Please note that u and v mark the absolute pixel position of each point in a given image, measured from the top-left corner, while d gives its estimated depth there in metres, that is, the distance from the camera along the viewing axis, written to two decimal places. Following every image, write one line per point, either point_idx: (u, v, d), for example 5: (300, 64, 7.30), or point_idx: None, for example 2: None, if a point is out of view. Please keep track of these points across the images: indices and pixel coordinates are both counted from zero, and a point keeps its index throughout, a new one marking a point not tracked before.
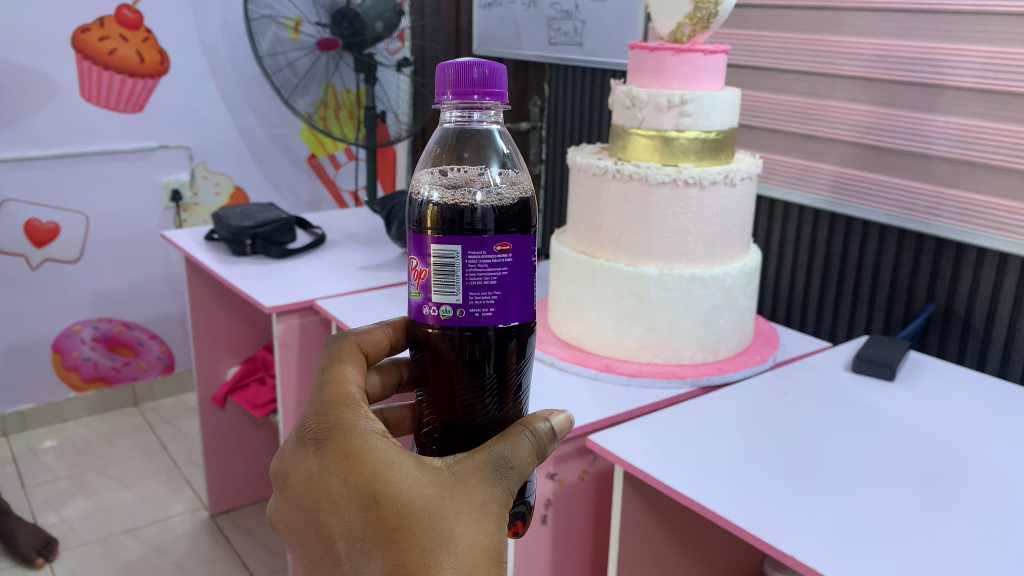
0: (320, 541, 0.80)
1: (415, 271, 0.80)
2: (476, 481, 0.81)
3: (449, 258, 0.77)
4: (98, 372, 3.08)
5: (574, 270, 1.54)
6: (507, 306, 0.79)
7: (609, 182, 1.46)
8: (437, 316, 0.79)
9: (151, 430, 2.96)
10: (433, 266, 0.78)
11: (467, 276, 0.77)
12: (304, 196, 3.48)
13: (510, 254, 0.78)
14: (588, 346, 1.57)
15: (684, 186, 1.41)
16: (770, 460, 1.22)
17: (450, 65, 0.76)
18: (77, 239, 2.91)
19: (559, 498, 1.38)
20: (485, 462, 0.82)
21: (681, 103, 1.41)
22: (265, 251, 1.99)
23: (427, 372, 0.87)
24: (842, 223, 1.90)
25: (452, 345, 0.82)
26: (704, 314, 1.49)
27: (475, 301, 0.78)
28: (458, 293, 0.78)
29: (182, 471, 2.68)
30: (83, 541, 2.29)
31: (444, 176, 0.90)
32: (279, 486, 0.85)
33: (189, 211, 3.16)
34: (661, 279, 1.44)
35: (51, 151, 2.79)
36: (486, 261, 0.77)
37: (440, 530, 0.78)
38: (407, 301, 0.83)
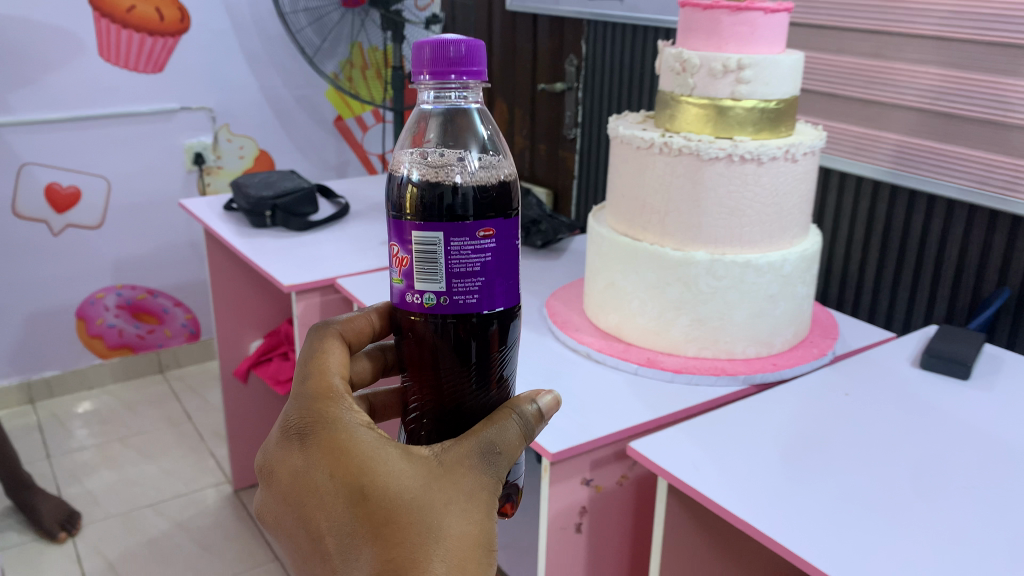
0: (308, 538, 0.75)
1: (396, 257, 0.73)
2: (464, 470, 0.74)
3: (431, 244, 0.69)
4: (122, 339, 3.15)
5: (614, 256, 1.45)
6: (493, 293, 0.72)
7: (658, 157, 1.35)
8: (420, 304, 0.72)
9: (177, 400, 3.02)
10: (415, 251, 0.70)
11: (449, 263, 0.70)
12: (331, 160, 3.48)
13: (493, 239, 0.71)
14: (626, 336, 1.49)
15: (740, 162, 1.30)
16: (820, 473, 1.12)
17: (426, 43, 0.68)
18: (99, 205, 2.95)
19: (595, 505, 1.30)
20: (473, 449, 0.75)
21: (738, 69, 1.29)
22: (287, 224, 1.97)
23: (410, 358, 0.78)
24: (905, 198, 1.75)
25: (437, 331, 0.74)
26: (759, 304, 1.39)
27: (459, 289, 0.70)
28: (440, 280, 0.70)
29: (206, 444, 2.73)
30: (106, 516, 2.33)
31: (425, 158, 0.78)
32: (263, 481, 0.79)
33: (212, 175, 3.18)
34: (712, 266, 1.35)
35: (71, 114, 2.81)
36: (469, 247, 0.70)
37: (429, 524, 0.72)
38: (390, 287, 0.75)
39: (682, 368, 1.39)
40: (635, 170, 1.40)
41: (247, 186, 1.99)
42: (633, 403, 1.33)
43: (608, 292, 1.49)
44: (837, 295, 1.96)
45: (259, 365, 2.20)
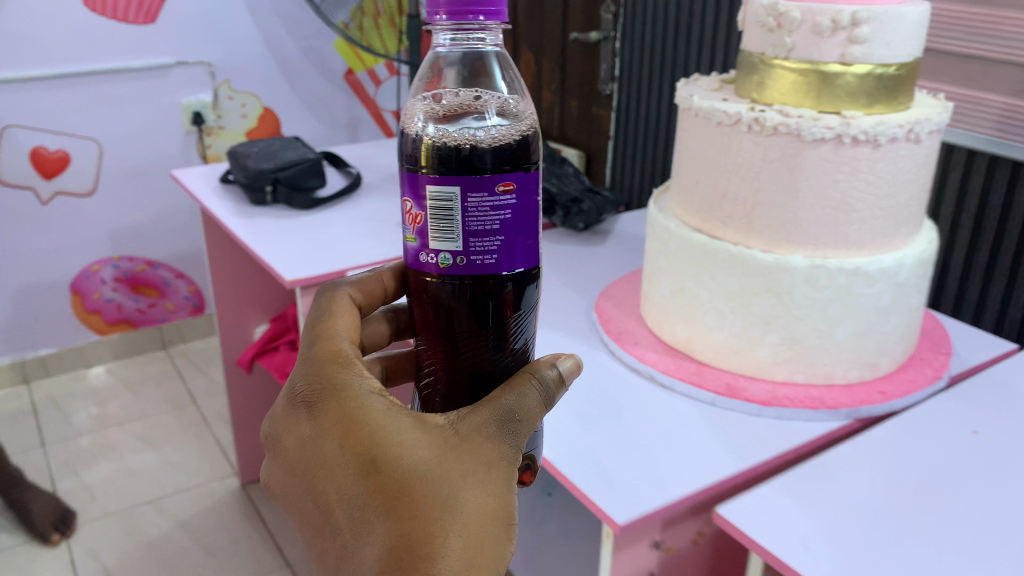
0: (319, 510, 0.72)
1: (410, 214, 0.71)
2: (481, 440, 0.72)
3: (447, 201, 0.68)
4: (121, 314, 3.09)
5: (689, 256, 1.25)
6: (513, 252, 0.71)
7: (744, 137, 1.14)
8: (436, 265, 0.71)
9: (180, 380, 2.98)
10: (429, 210, 0.69)
11: (466, 221, 0.68)
12: (341, 117, 3.38)
13: (513, 194, 0.69)
14: (698, 354, 1.31)
15: (852, 144, 1.08)
16: (948, 541, 0.93)
17: None
18: (89, 169, 2.85)
19: (665, 567, 1.12)
20: (491, 418, 0.72)
21: (851, 25, 1.05)
22: (288, 200, 1.87)
23: (426, 323, 0.77)
24: (1006, 168, 1.62)
25: (454, 294, 0.72)
26: (865, 321, 1.19)
27: (477, 249, 0.69)
28: (457, 239, 0.69)
29: (211, 429, 2.67)
30: (102, 514, 2.28)
31: (438, 104, 0.79)
32: (272, 451, 0.76)
33: (212, 134, 3.08)
34: (812, 273, 1.15)
35: (56, 70, 2.69)
36: (487, 204, 0.68)
37: (445, 496, 0.70)
38: (402, 246, 0.74)
39: (771, 399, 1.20)
40: (702, 145, 1.22)
41: (246, 158, 1.88)
42: (703, 440, 1.14)
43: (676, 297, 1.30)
44: (937, 289, 1.82)
45: (264, 354, 2.10)
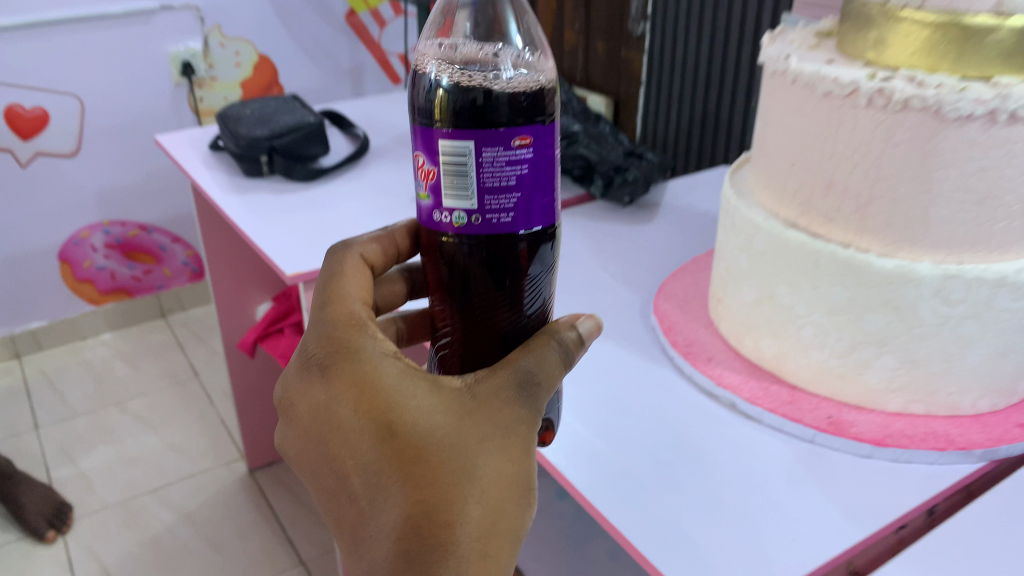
0: (334, 475, 0.71)
1: (423, 170, 0.69)
2: (499, 405, 0.70)
3: (461, 156, 0.65)
4: (115, 283, 2.99)
5: (779, 256, 1.02)
6: (530, 209, 0.68)
7: (860, 112, 0.88)
8: (450, 224, 0.69)
9: (183, 352, 2.89)
10: (443, 165, 0.66)
11: (481, 177, 0.66)
12: (344, 64, 3.20)
13: (530, 148, 0.67)
14: (789, 376, 1.08)
15: (1008, 123, 0.82)
16: None
17: None
18: (70, 129, 2.68)
19: None
20: (509, 382, 0.71)
21: None
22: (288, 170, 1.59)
23: (441, 285, 0.76)
24: None
25: (469, 255, 0.71)
26: (1006, 340, 0.95)
27: (492, 206, 0.67)
28: (472, 197, 0.67)
29: (216, 407, 2.60)
30: (103, 505, 2.21)
31: (453, 52, 0.77)
32: (284, 415, 0.74)
33: (205, 86, 2.91)
34: (944, 285, 0.90)
35: (23, 19, 2.46)
36: (503, 159, 0.66)
37: (463, 463, 0.68)
38: (415, 204, 0.72)
39: (886, 437, 0.97)
40: (820, 132, 0.95)
41: (236, 124, 1.61)
42: (789, 472, 0.94)
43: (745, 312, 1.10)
44: None
45: (266, 338, 1.89)
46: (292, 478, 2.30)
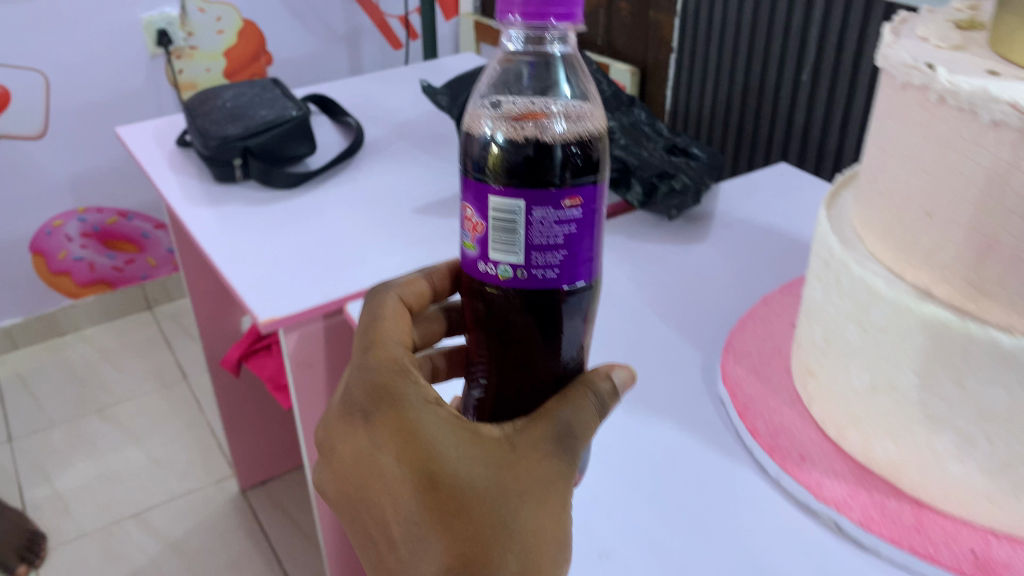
0: (372, 522, 0.69)
1: (470, 222, 0.69)
2: (539, 457, 0.69)
3: (511, 213, 0.65)
4: (97, 273, 2.83)
5: (936, 355, 0.72)
6: (576, 266, 0.68)
7: None
8: (495, 276, 0.68)
9: (169, 350, 2.74)
10: (492, 221, 0.66)
11: (530, 234, 0.65)
12: (336, 25, 2.95)
13: (580, 208, 0.66)
14: (908, 489, 0.83)
15: None
16: None
17: None
18: (36, 105, 2.47)
19: None
20: (547, 434, 0.70)
21: None
22: (267, 176, 1.42)
23: (480, 326, 0.75)
24: None
25: (510, 302, 0.70)
26: None
27: (539, 263, 0.66)
28: (519, 253, 0.66)
29: (205, 415, 2.44)
30: (78, 534, 2.05)
31: (498, 108, 0.76)
32: (324, 457, 0.73)
33: (184, 57, 2.69)
34: None
35: None
36: (553, 218, 0.65)
37: (502, 516, 0.67)
38: (460, 254, 0.72)
39: None
40: (918, 153, 0.71)
41: (208, 123, 1.45)
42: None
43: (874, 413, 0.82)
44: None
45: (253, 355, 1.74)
46: (292, 506, 2.14)
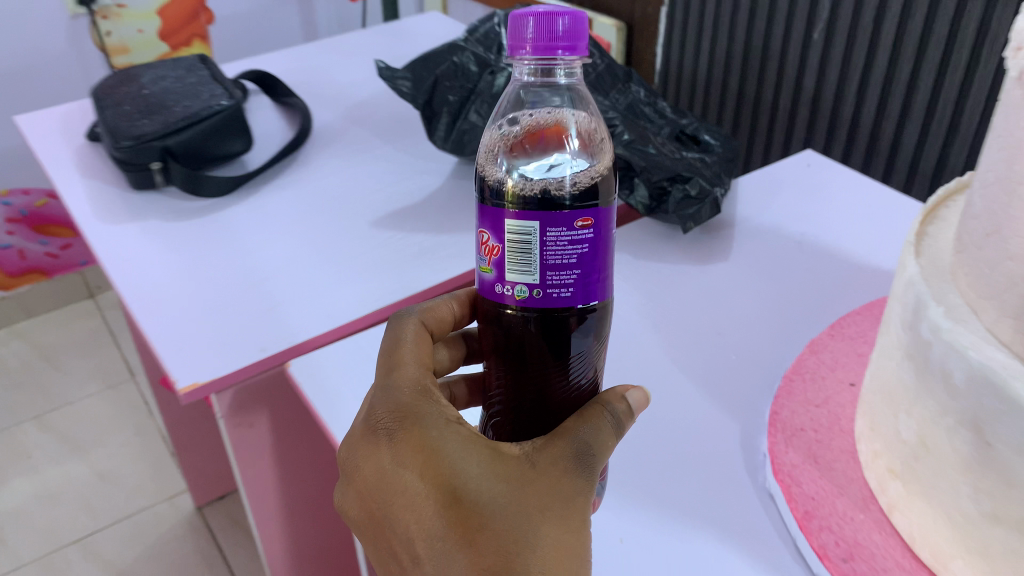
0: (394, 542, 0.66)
1: (484, 245, 0.64)
2: (559, 475, 0.66)
3: (525, 235, 0.60)
4: (26, 262, 2.69)
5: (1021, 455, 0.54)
6: (590, 285, 0.63)
7: None
8: (512, 298, 0.63)
9: (114, 345, 2.64)
10: (508, 243, 0.61)
11: (545, 254, 0.61)
12: None
13: (592, 227, 0.61)
14: None
15: None
16: None
17: (527, 15, 0.59)
18: None
19: None
20: (566, 452, 0.67)
21: None
22: (189, 185, 1.41)
23: (492, 347, 0.71)
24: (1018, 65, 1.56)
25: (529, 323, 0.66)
26: None
27: (553, 283, 0.62)
28: (534, 273, 0.61)
29: (151, 419, 2.31)
30: (16, 565, 1.88)
31: (511, 138, 0.72)
32: (345, 477, 0.69)
33: (112, 18, 2.55)
34: None
35: None
36: (567, 238, 0.60)
37: (523, 535, 0.63)
38: (476, 276, 0.66)
39: None
40: None
41: (124, 121, 1.44)
42: None
43: (975, 525, 0.62)
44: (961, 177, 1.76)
45: None
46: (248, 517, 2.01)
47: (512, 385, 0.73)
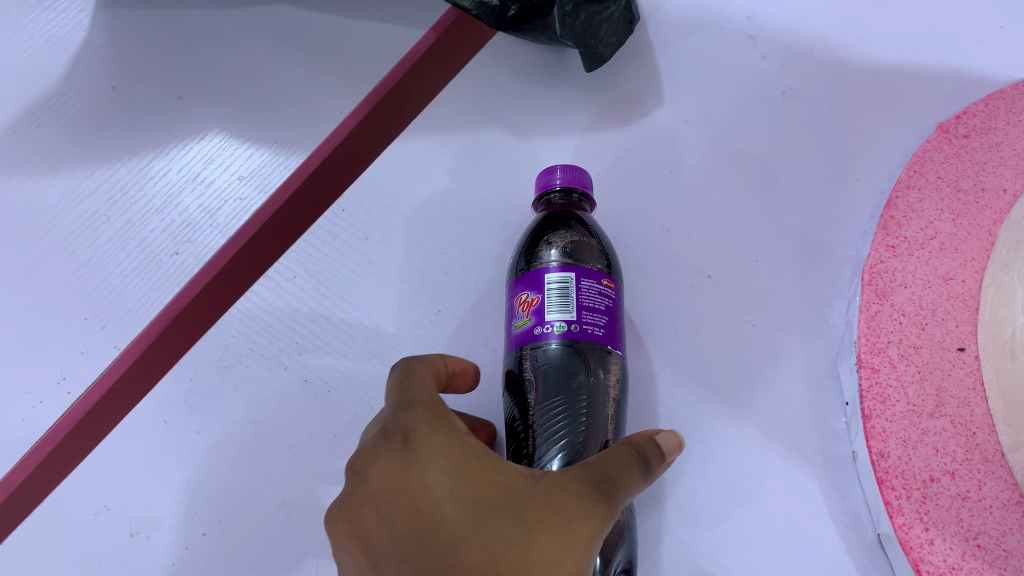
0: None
1: (519, 305, 0.48)
2: (570, 504, 0.35)
3: (561, 284, 0.46)
4: None
5: None
6: (618, 347, 0.48)
7: None
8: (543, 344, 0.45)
9: None
10: (549, 291, 0.46)
11: (582, 301, 0.46)
12: None
13: (617, 293, 0.49)
14: None
15: None
16: None
17: (557, 167, 0.53)
18: None
19: None
20: (583, 481, 0.36)
21: None
22: None
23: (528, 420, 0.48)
24: None
25: (567, 363, 0.47)
26: None
27: (589, 329, 0.46)
28: (572, 311, 0.45)
29: None
30: None
31: None
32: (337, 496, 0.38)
33: None
34: None
35: None
36: (600, 290, 0.47)
37: None
38: (506, 338, 0.48)
39: None
40: None
41: None
42: None
43: None
44: None
45: None
46: None
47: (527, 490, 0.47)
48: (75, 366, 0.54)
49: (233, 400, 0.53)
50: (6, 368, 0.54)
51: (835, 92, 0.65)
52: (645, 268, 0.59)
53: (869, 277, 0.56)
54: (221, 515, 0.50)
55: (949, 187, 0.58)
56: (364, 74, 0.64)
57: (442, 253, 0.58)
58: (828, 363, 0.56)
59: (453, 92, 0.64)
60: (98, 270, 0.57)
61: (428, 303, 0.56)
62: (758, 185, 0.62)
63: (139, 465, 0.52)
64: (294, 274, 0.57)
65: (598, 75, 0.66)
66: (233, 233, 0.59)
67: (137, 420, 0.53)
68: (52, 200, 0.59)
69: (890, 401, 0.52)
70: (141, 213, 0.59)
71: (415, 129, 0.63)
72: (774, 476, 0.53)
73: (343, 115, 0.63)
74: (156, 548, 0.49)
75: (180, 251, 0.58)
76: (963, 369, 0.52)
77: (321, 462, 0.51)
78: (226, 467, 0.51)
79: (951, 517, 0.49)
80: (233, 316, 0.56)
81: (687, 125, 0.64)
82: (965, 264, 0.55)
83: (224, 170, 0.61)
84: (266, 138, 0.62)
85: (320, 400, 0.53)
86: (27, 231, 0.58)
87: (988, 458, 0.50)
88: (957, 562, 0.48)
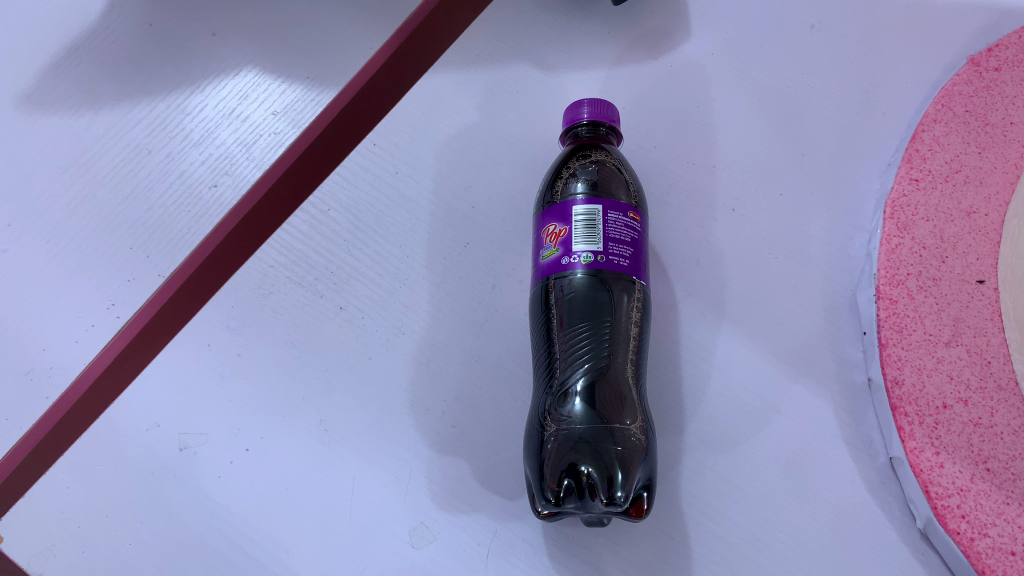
0: None
1: (547, 236, 0.49)
2: None
3: (588, 217, 0.48)
4: None
5: None
6: (643, 277, 0.49)
7: None
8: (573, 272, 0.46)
9: None
10: (577, 224, 0.48)
11: (608, 234, 0.47)
12: None
13: (642, 225, 0.50)
14: None
15: None
16: None
17: (585, 102, 0.54)
18: None
19: None
20: None
21: None
22: None
23: (556, 342, 0.50)
24: None
25: (592, 291, 0.48)
26: None
27: (614, 261, 0.47)
28: (599, 244, 0.47)
29: None
30: None
31: None
32: None
33: None
34: None
35: None
36: (626, 224, 0.48)
37: None
38: (536, 266, 0.50)
39: None
40: None
41: None
42: None
43: None
44: None
45: None
46: None
47: (554, 409, 0.49)
48: (121, 293, 0.57)
49: (271, 325, 0.56)
50: (57, 294, 0.57)
51: (863, 26, 0.65)
52: (669, 201, 0.60)
53: (891, 209, 0.57)
54: (262, 432, 0.53)
55: (976, 120, 0.58)
56: (394, 13, 0.66)
57: (469, 186, 0.60)
58: (847, 295, 0.57)
59: (481, 27, 0.65)
60: (141, 202, 0.60)
61: (456, 235, 0.58)
62: (783, 119, 0.62)
63: (184, 386, 0.55)
64: (328, 207, 0.59)
65: (626, 8, 0.66)
66: (268, 166, 0.61)
67: (183, 342, 0.56)
68: (97, 134, 0.61)
69: (907, 331, 0.53)
70: (180, 146, 0.61)
71: (444, 63, 0.64)
72: (791, 404, 0.55)
73: (371, 51, 0.64)
74: (202, 460, 0.53)
75: (218, 183, 0.60)
76: (981, 301, 0.53)
77: (355, 384, 0.54)
78: (266, 388, 0.54)
79: (962, 443, 0.50)
80: (270, 245, 0.58)
81: (714, 59, 0.64)
82: (988, 198, 0.56)
83: (258, 105, 0.62)
84: (298, 74, 0.63)
85: (353, 326, 0.56)
86: (73, 164, 0.61)
87: (1002, 386, 0.51)
88: (965, 484, 0.49)
